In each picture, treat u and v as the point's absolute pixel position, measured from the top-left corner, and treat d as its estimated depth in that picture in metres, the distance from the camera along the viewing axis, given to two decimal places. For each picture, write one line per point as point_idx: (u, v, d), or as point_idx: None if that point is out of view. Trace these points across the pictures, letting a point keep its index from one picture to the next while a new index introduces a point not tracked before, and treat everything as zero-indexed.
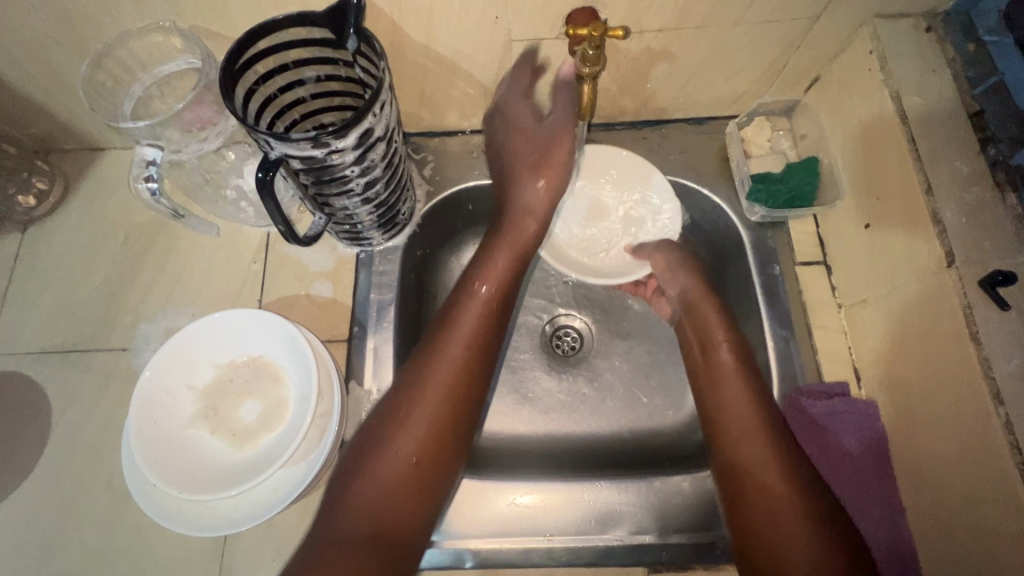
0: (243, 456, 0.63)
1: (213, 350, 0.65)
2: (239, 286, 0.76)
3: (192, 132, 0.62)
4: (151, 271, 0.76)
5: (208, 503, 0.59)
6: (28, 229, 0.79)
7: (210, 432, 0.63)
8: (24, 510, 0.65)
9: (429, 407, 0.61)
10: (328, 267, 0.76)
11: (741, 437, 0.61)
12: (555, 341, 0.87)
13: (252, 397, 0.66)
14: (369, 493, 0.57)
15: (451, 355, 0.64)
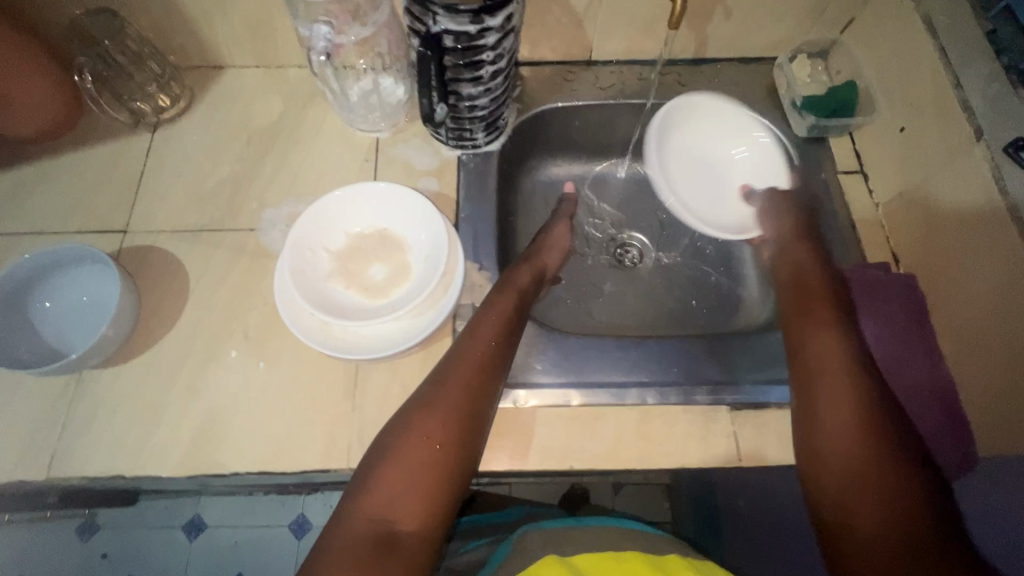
0: (375, 303, 0.72)
1: (350, 215, 0.74)
2: (354, 181, 0.85)
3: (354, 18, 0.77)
4: (273, 166, 0.85)
5: (351, 337, 0.69)
6: (157, 130, 0.87)
7: (345, 287, 0.72)
8: (169, 356, 0.72)
9: (451, 407, 0.61)
10: (433, 166, 0.86)
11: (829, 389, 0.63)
12: (619, 254, 0.98)
13: (378, 261, 0.74)
14: (389, 488, 0.56)
15: (451, 393, 0.62)
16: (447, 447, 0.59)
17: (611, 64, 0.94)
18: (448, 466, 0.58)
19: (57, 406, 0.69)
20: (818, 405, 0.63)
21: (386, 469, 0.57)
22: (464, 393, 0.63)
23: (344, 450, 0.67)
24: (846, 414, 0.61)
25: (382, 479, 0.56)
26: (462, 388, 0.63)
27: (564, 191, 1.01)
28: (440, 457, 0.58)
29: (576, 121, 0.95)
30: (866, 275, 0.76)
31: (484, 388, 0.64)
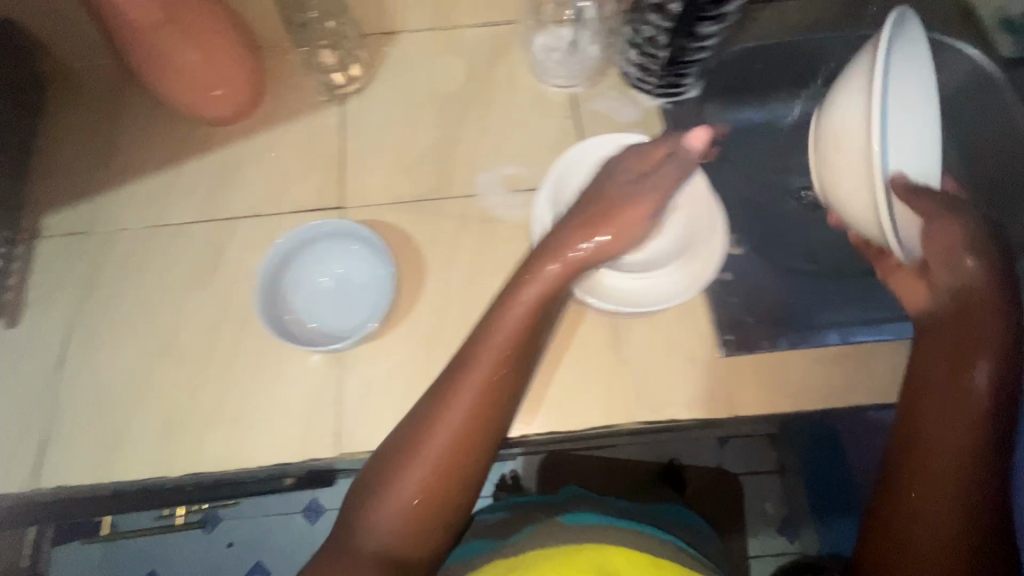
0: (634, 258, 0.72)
1: (586, 173, 0.76)
2: (559, 138, 0.83)
3: None
4: (473, 130, 0.83)
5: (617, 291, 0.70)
6: (346, 102, 0.85)
7: None
8: (425, 327, 0.72)
9: (444, 411, 0.56)
10: (637, 118, 0.84)
11: (972, 376, 0.53)
12: (795, 198, 0.89)
13: None
14: (463, 468, 0.56)
15: (471, 392, 0.56)
16: (462, 444, 0.55)
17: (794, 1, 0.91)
18: (432, 473, 0.55)
19: (330, 383, 0.69)
20: (930, 389, 0.55)
21: (380, 482, 0.55)
22: (491, 369, 0.57)
23: (623, 406, 0.68)
24: (962, 413, 0.53)
25: (394, 482, 0.55)
26: (478, 391, 0.57)
27: (757, 139, 0.92)
28: (464, 442, 0.56)
29: (758, 64, 0.89)
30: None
31: (501, 386, 0.58)
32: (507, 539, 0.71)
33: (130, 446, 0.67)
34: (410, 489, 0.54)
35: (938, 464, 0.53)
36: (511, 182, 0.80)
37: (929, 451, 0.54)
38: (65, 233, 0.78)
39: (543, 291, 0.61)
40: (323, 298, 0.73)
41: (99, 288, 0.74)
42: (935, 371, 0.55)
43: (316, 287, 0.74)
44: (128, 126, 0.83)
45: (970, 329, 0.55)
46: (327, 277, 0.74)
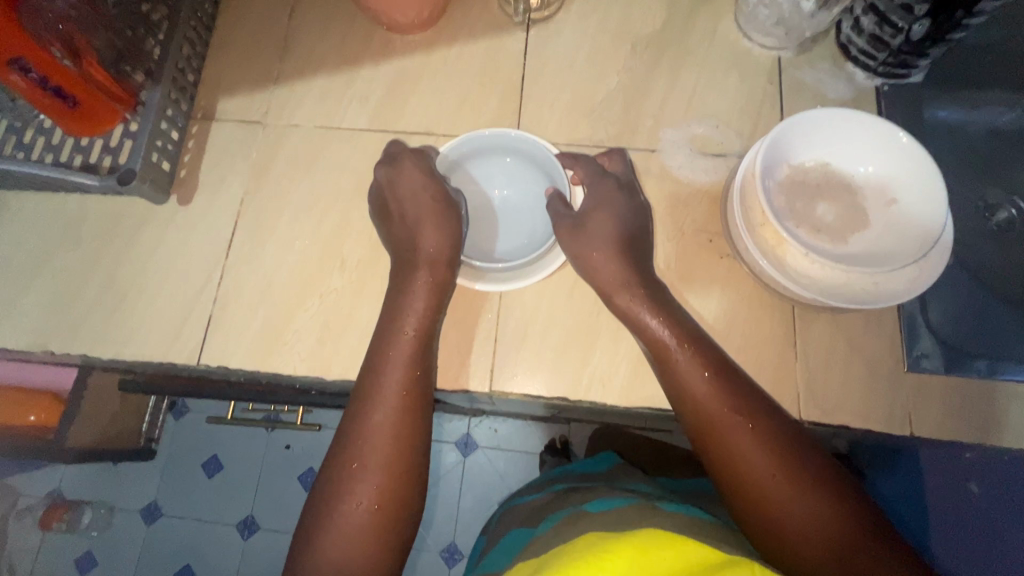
0: (832, 250, 0.65)
1: (804, 143, 0.67)
2: (758, 105, 0.75)
3: None
4: (665, 80, 0.77)
5: (811, 276, 0.63)
6: (533, 30, 0.79)
7: (795, 226, 0.66)
8: None
9: (383, 399, 0.55)
10: (848, 96, 0.75)
11: (731, 426, 0.51)
12: (988, 215, 0.81)
13: (824, 201, 0.68)
14: (380, 464, 0.51)
15: (391, 392, 0.55)
16: (404, 441, 0.53)
17: None
18: (389, 474, 0.51)
19: (489, 319, 0.67)
20: (725, 435, 0.51)
21: (343, 489, 0.51)
22: (407, 369, 0.57)
23: (790, 400, 0.64)
24: (745, 448, 0.50)
25: (353, 488, 0.51)
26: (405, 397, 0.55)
27: (962, 141, 0.82)
28: (405, 449, 0.53)
29: (987, 57, 0.79)
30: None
31: (423, 392, 0.57)
32: (539, 529, 0.62)
33: (291, 342, 0.67)
34: (365, 488, 0.50)
35: (761, 510, 0.47)
36: (701, 144, 0.74)
37: (757, 494, 0.48)
38: (238, 119, 0.77)
39: (439, 277, 0.61)
40: (482, 209, 0.71)
41: (269, 182, 0.74)
42: (719, 419, 0.52)
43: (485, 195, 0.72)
44: (308, 20, 0.80)
45: (696, 373, 0.55)
46: (502, 193, 0.72)
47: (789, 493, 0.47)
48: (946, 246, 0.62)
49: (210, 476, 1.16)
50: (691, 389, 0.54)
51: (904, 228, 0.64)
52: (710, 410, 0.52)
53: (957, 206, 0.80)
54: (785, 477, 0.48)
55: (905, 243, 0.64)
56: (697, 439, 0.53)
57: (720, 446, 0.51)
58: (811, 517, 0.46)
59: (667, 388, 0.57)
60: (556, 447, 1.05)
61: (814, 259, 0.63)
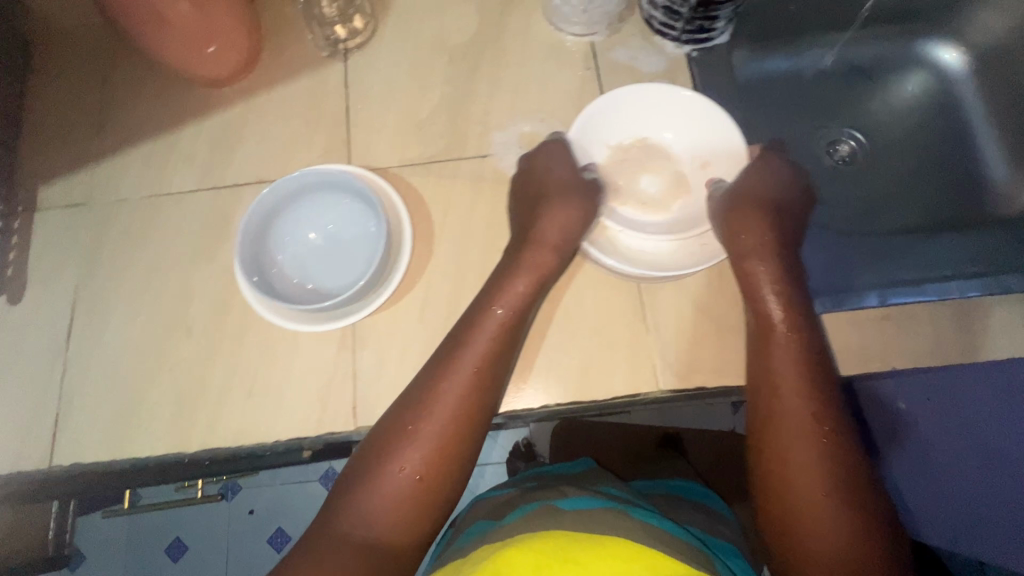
0: (661, 222, 0.69)
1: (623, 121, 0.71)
2: (579, 92, 0.77)
3: None
4: (487, 85, 0.77)
5: (642, 254, 0.67)
6: (351, 58, 0.79)
7: (622, 205, 0.70)
8: (442, 295, 0.69)
9: (455, 385, 0.56)
10: (662, 68, 0.78)
11: (781, 395, 0.56)
12: (831, 151, 0.88)
13: (647, 174, 0.71)
14: (432, 443, 0.54)
15: (460, 375, 0.57)
16: (459, 431, 0.55)
17: None
18: (439, 451, 0.54)
19: (344, 357, 0.66)
20: (783, 422, 0.55)
21: (388, 452, 0.54)
22: (480, 358, 0.58)
23: (650, 371, 0.65)
24: (785, 415, 0.55)
25: (396, 456, 0.53)
26: (472, 377, 0.57)
27: (785, 89, 0.88)
28: (454, 434, 0.55)
29: (792, 6, 0.82)
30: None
31: (489, 383, 0.58)
32: (504, 520, 0.57)
33: (146, 423, 0.65)
34: (406, 455, 0.53)
35: (770, 468, 0.55)
36: (530, 140, 0.75)
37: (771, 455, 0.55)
38: (64, 205, 0.74)
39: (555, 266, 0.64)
40: (303, 257, 0.67)
41: (103, 263, 0.72)
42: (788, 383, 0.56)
43: (301, 241, 0.67)
44: (122, 90, 0.78)
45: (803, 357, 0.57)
46: (317, 232, 0.67)
47: (800, 454, 0.54)
48: None
49: (174, 560, 1.11)
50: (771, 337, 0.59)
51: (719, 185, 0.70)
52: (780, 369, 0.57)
53: (801, 150, 0.87)
54: (802, 440, 0.54)
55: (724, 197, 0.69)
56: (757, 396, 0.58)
57: (773, 406, 0.56)
58: (810, 477, 0.53)
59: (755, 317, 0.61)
60: (523, 453, 0.98)
61: (646, 237, 0.66)
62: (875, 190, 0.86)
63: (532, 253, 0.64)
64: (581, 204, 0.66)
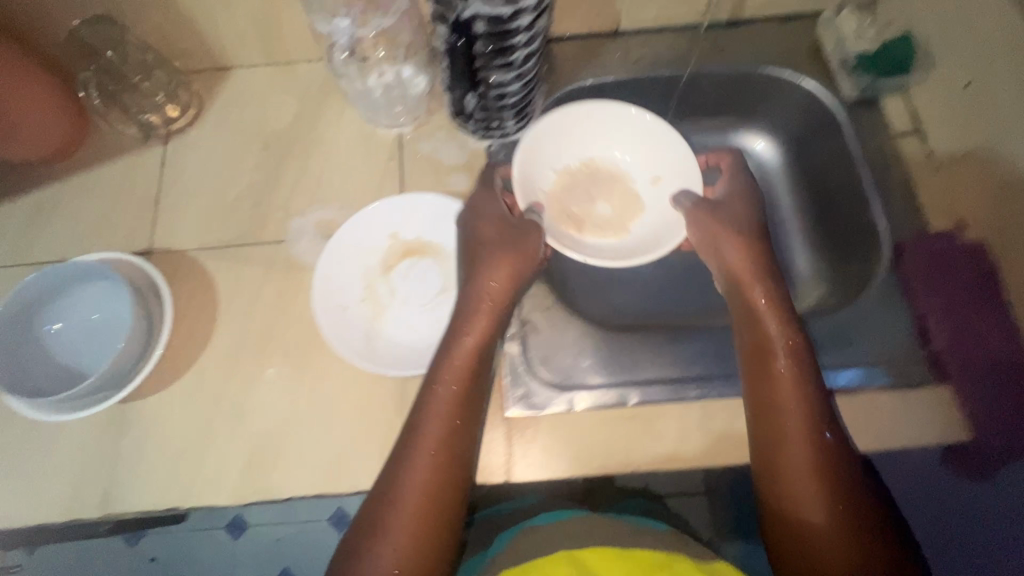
0: (417, 328, 0.69)
1: (382, 224, 0.73)
2: (380, 182, 0.81)
3: (379, 9, 0.77)
4: (295, 171, 0.81)
5: (391, 363, 0.66)
6: (170, 141, 0.83)
7: (375, 315, 0.70)
8: (211, 379, 0.70)
9: (434, 413, 0.59)
10: (461, 160, 0.81)
11: (789, 421, 0.59)
12: None
13: (421, 260, 0.73)
14: (404, 532, 0.53)
15: (438, 407, 0.59)
16: (438, 457, 0.57)
17: (640, 35, 0.88)
18: (427, 474, 0.56)
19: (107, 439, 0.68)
20: (789, 455, 0.58)
21: (390, 490, 0.55)
22: (454, 382, 0.60)
23: None
24: (803, 477, 0.57)
25: (397, 478, 0.56)
26: (447, 446, 0.57)
27: None
28: (441, 464, 0.56)
29: (606, 102, 0.89)
30: (925, 252, 0.73)
31: (463, 411, 0.60)
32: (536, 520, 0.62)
33: None
34: (398, 483, 0.55)
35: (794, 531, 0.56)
36: (324, 227, 0.78)
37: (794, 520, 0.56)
38: None
39: (507, 285, 0.65)
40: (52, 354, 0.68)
41: None
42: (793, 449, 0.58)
43: (47, 336, 0.68)
44: None
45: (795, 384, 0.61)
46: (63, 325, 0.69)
47: (818, 513, 0.55)
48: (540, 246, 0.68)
49: None
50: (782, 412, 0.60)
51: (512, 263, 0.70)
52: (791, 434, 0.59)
53: None
54: (818, 499, 0.55)
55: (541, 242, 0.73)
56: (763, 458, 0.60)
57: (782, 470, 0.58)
58: (831, 539, 0.54)
59: (749, 387, 0.63)
60: None
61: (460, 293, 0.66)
62: (694, 275, 0.86)
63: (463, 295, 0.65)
64: (518, 251, 0.67)
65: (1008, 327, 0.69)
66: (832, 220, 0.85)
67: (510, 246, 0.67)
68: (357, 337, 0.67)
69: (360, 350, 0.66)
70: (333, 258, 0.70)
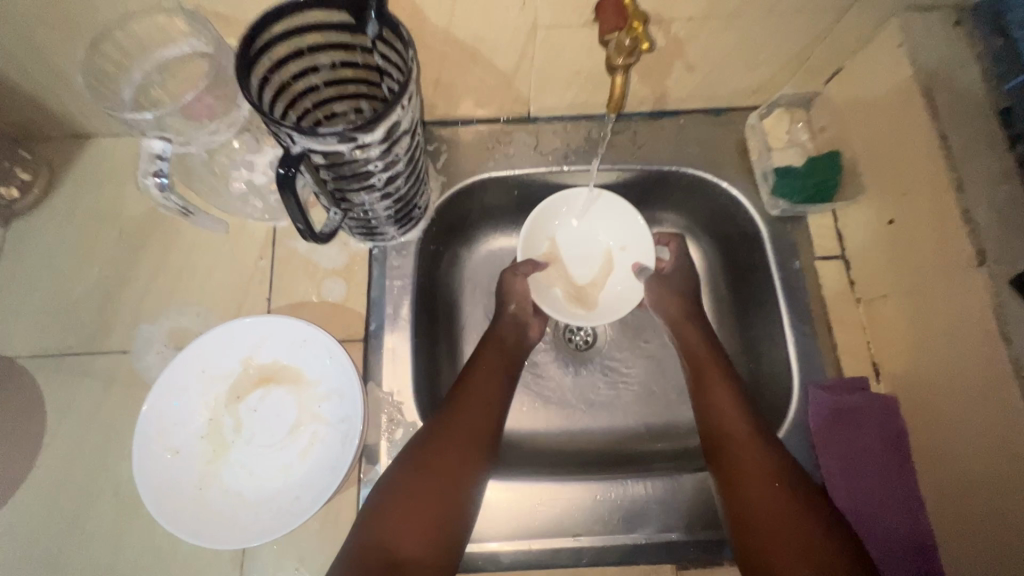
0: (264, 472, 0.62)
1: (235, 347, 0.65)
2: (246, 285, 0.71)
3: (201, 122, 0.59)
4: (149, 267, 0.71)
5: (219, 520, 0.59)
6: (11, 224, 0.72)
7: (207, 465, 0.62)
8: (27, 522, 0.62)
9: (467, 414, 0.63)
10: (340, 264, 0.72)
11: (724, 419, 0.65)
12: (567, 334, 0.84)
13: (255, 406, 0.65)
14: (385, 527, 0.55)
15: (471, 403, 0.65)
16: (468, 450, 0.61)
17: (553, 122, 0.79)
18: (449, 463, 0.60)
19: None
20: (738, 448, 0.62)
21: (408, 482, 0.58)
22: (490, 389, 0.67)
23: None
24: (757, 480, 0.59)
25: (429, 467, 0.59)
26: (456, 464, 0.60)
27: None
28: (471, 451, 0.61)
29: (518, 189, 0.81)
30: (829, 408, 0.66)
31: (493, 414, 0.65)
32: None
33: None
34: (427, 472, 0.59)
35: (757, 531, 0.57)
36: (178, 338, 0.68)
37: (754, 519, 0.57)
38: None
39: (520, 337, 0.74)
40: None
41: None
42: (742, 455, 0.61)
43: None
44: None
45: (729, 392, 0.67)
46: None
47: (776, 508, 0.57)
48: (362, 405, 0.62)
49: None
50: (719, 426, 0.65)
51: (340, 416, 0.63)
52: (732, 443, 0.62)
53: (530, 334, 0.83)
54: (780, 496, 0.58)
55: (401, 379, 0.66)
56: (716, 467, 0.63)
57: (731, 472, 0.61)
58: (802, 532, 0.55)
59: (698, 411, 0.68)
60: None
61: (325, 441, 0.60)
62: (604, 386, 0.81)
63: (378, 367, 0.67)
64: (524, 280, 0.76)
65: (911, 502, 0.63)
66: (750, 342, 0.78)
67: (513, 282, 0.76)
68: (187, 487, 0.60)
69: (182, 509, 0.59)
70: (171, 385, 0.63)
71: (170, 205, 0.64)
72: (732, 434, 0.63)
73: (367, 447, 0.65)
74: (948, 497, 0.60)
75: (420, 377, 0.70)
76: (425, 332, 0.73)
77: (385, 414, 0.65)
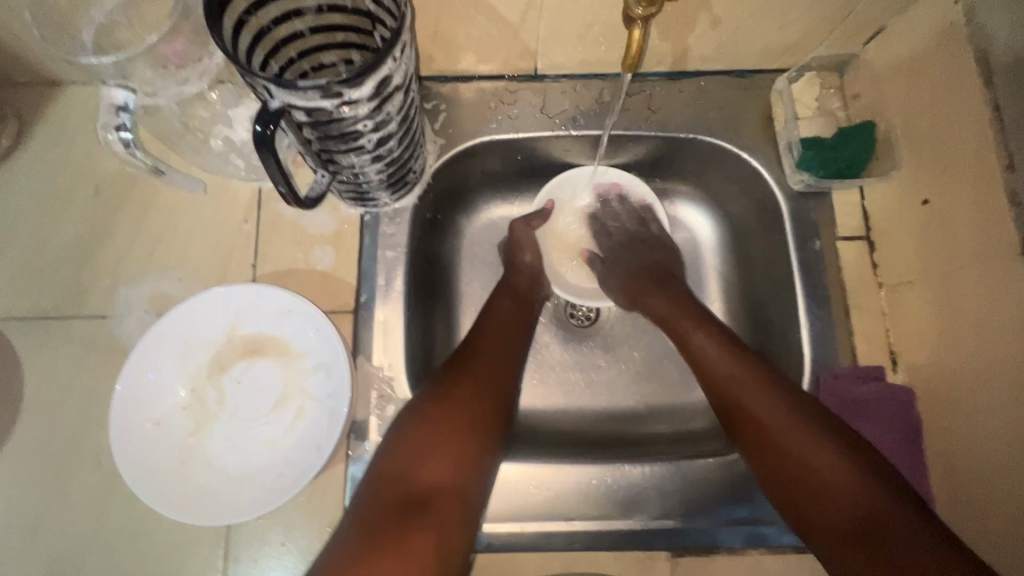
0: (248, 449, 0.60)
1: (217, 318, 0.62)
2: (229, 250, 0.66)
3: (170, 71, 0.56)
4: (127, 227, 0.67)
5: (207, 495, 0.57)
6: None
7: (192, 439, 0.60)
8: (7, 488, 0.60)
9: (484, 352, 0.62)
10: (330, 229, 0.68)
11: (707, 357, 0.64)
12: (570, 310, 0.81)
13: (241, 381, 0.62)
14: (404, 460, 0.52)
15: (489, 346, 0.63)
16: (492, 384, 0.60)
17: (562, 80, 0.72)
18: (475, 397, 0.58)
19: None
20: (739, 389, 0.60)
21: (430, 411, 0.55)
22: (511, 344, 0.65)
23: None
24: (797, 440, 0.55)
25: (453, 397, 0.57)
26: (479, 393, 0.58)
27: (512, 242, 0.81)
28: (496, 387, 0.60)
29: (521, 155, 0.76)
30: (841, 399, 0.63)
31: (509, 354, 0.64)
32: None
33: None
34: (448, 401, 0.56)
35: (810, 493, 0.53)
36: (159, 303, 0.65)
37: (795, 476, 0.54)
38: None
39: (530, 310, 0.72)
40: None
41: None
42: (766, 413, 0.57)
43: None
44: None
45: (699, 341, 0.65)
46: None
47: (817, 459, 0.54)
48: (347, 379, 0.59)
49: None
50: (730, 381, 0.61)
51: (328, 388, 0.60)
52: (748, 401, 0.59)
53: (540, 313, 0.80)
54: (826, 451, 0.54)
55: (391, 352, 0.64)
56: (741, 431, 0.59)
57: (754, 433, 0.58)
58: (840, 479, 0.52)
59: (693, 369, 0.65)
60: None
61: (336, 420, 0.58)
62: (605, 367, 0.78)
63: (369, 339, 0.64)
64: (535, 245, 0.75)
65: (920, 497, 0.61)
66: (761, 325, 0.74)
67: (522, 254, 0.74)
68: (170, 460, 0.59)
69: (168, 484, 0.57)
70: (146, 359, 0.60)
71: (139, 161, 0.63)
72: (737, 388, 0.60)
73: (356, 423, 0.62)
74: (960, 495, 0.58)
75: (414, 351, 0.67)
76: (419, 305, 0.70)
77: (375, 390, 0.62)
